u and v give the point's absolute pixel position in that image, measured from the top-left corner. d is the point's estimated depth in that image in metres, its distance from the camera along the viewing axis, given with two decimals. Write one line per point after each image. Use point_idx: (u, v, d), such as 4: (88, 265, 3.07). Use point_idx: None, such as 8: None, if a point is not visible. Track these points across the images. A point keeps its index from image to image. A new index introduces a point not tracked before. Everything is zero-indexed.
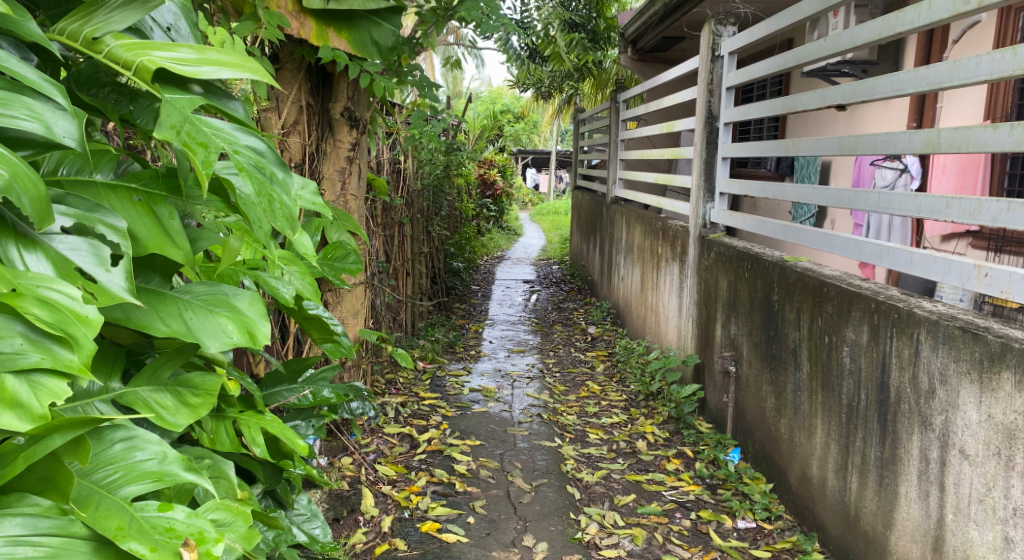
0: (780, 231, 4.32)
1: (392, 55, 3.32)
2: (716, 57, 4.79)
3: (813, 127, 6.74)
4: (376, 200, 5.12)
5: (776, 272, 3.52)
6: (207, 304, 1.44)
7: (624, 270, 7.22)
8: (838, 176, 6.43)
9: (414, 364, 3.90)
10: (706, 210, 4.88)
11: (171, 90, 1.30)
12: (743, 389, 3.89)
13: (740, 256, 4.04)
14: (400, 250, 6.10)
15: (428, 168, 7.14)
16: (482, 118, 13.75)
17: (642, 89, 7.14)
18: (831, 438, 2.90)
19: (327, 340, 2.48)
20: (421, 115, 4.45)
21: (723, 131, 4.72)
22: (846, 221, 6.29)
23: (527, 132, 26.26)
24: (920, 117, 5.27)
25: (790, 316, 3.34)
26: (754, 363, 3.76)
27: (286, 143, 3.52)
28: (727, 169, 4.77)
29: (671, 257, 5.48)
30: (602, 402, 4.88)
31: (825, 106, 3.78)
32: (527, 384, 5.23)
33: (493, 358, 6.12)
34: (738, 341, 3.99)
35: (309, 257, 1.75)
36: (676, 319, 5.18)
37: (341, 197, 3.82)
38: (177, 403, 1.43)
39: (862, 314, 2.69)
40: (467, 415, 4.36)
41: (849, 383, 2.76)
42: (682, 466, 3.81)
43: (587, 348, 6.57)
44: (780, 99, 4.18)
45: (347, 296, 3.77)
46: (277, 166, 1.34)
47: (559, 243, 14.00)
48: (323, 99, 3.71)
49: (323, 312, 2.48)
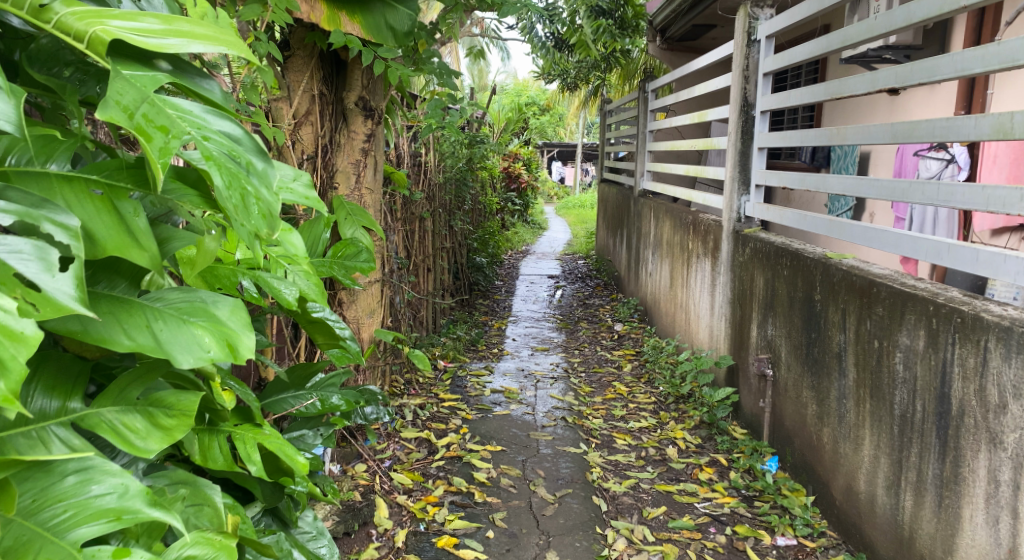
0: (825, 226, 4.02)
1: (408, 41, 3.21)
2: (753, 41, 4.54)
3: (851, 115, 6.45)
4: (395, 194, 4.95)
5: (819, 271, 3.28)
6: (181, 313, 1.26)
7: (653, 266, 6.99)
8: (878, 166, 6.16)
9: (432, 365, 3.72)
10: (741, 204, 4.63)
11: (132, 67, 1.12)
12: (780, 393, 3.68)
13: (778, 252, 3.80)
14: (420, 245, 5.93)
15: (451, 161, 6.97)
16: (506, 110, 13.56)
17: (671, 78, 6.88)
18: (881, 451, 2.68)
19: (333, 345, 2.33)
20: (440, 104, 4.16)
21: (759, 119, 4.47)
22: (887, 213, 6.02)
23: (554, 126, 26.01)
24: (968, 103, 5.00)
25: (834, 318, 3.11)
26: (794, 366, 3.54)
27: (298, 135, 3.33)
28: (763, 161, 4.52)
29: (702, 253, 5.25)
30: (629, 405, 4.66)
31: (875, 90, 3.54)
32: (551, 385, 5.02)
33: (516, 357, 5.93)
34: (775, 342, 3.77)
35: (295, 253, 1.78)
36: (708, 317, 4.96)
37: (356, 191, 3.59)
38: (148, 426, 1.25)
39: (918, 317, 2.46)
40: (489, 418, 4.17)
41: (903, 393, 2.53)
42: (715, 475, 3.59)
43: (614, 346, 6.36)
44: (823, 84, 3.93)
45: (362, 295, 3.58)
46: (256, 155, 1.16)
47: (584, 237, 13.77)
48: (336, 88, 3.51)
49: (329, 315, 2.29)
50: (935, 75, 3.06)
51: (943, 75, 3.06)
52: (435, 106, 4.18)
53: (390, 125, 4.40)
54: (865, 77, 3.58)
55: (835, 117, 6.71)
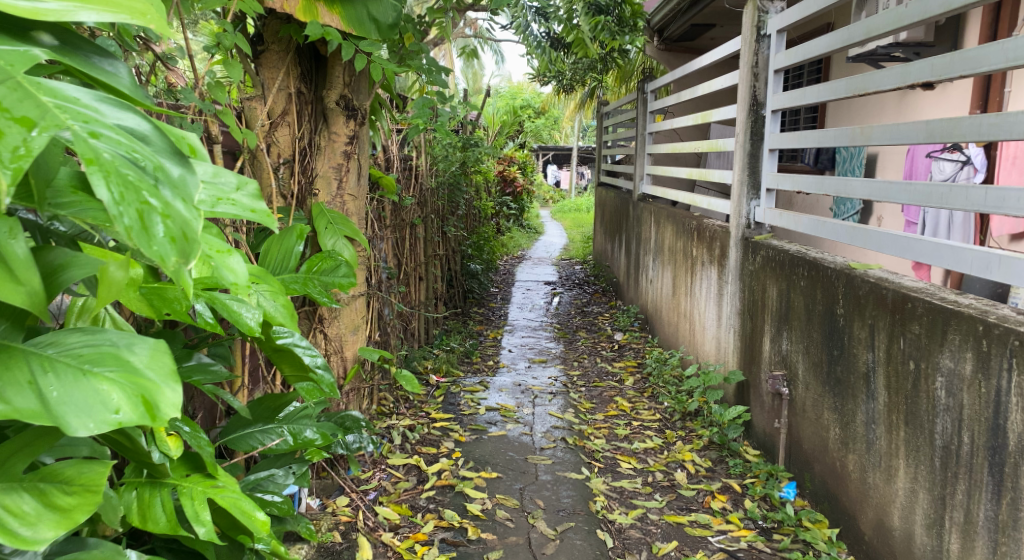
0: (847, 233, 3.67)
1: (393, 33, 3.05)
2: (762, 36, 4.25)
3: (857, 115, 6.18)
4: (381, 200, 4.68)
5: (842, 282, 3.02)
6: (84, 363, 1.10)
7: (653, 272, 6.72)
8: (886, 168, 5.90)
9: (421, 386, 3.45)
10: (750, 209, 4.34)
11: (5, 41, 0.99)
12: (797, 414, 3.42)
13: (793, 261, 3.54)
14: (412, 254, 5.67)
15: (443, 165, 6.70)
16: (502, 114, 13.31)
17: (671, 78, 6.60)
18: (918, 485, 2.43)
19: (304, 378, 2.09)
20: (427, 103, 3.87)
21: (770, 120, 4.19)
22: (896, 217, 5.77)
23: (549, 130, 25.75)
24: (984, 102, 4.76)
25: (860, 335, 2.85)
26: (813, 386, 3.28)
27: (273, 137, 3.06)
28: (775, 163, 4.24)
29: (707, 259, 4.98)
30: (633, 422, 4.39)
31: (905, 84, 3.23)
32: (549, 401, 4.74)
33: (513, 370, 5.64)
34: (791, 357, 3.51)
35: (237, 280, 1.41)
36: (714, 328, 4.68)
37: (337, 198, 3.31)
38: (39, 509, 1.17)
39: (964, 338, 2.22)
40: (483, 440, 3.89)
41: (946, 422, 2.29)
42: (729, 503, 3.31)
43: (614, 357, 6.08)
44: (844, 80, 3.62)
45: (345, 311, 3.30)
46: (170, 159, 0.99)
47: (581, 241, 13.48)
48: (316, 86, 3.23)
49: (296, 339, 2.03)
50: (982, 67, 2.74)
51: (991, 66, 2.74)
52: (423, 105, 3.89)
53: (376, 127, 4.14)
54: (892, 72, 3.28)
55: (840, 117, 6.45)
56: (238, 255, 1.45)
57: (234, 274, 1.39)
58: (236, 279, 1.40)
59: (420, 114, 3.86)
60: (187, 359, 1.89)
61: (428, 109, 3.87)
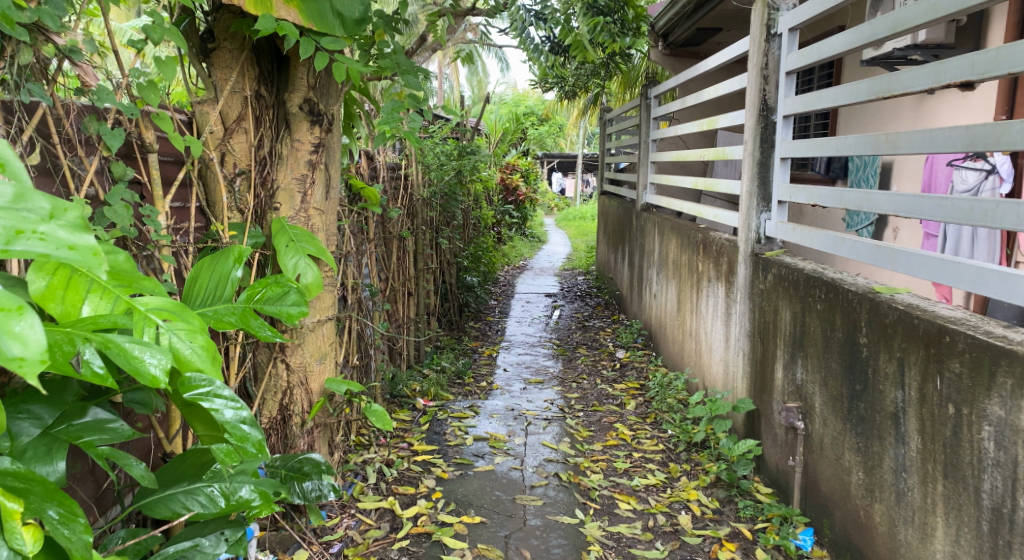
0: (870, 253, 3.28)
1: (360, 30, 2.75)
2: (773, 35, 3.92)
3: (871, 121, 5.83)
4: (363, 213, 4.36)
5: (866, 308, 2.68)
6: None
7: (657, 286, 6.37)
8: (903, 178, 5.56)
9: (391, 427, 2.95)
10: (760, 223, 3.99)
11: None
12: (814, 452, 3.08)
13: (809, 282, 3.20)
14: (399, 268, 5.34)
15: (437, 173, 6.38)
16: (505, 121, 12.98)
17: (675, 83, 6.25)
18: (959, 551, 2.12)
19: (219, 439, 1.76)
20: (397, 106, 3.26)
21: (782, 126, 3.83)
22: (914, 230, 5.43)
23: (554, 137, 25.41)
24: (1010, 107, 4.42)
25: (887, 369, 2.50)
26: (832, 422, 2.94)
27: (227, 145, 2.74)
28: (787, 172, 3.89)
29: (714, 275, 4.62)
30: (634, 454, 4.04)
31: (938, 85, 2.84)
32: (543, 428, 4.40)
33: (507, 392, 5.30)
34: (806, 388, 3.16)
35: (33, 353, 1.27)
36: (722, 350, 4.33)
37: (301, 213, 2.94)
38: None
39: (1018, 382, 1.92)
40: (468, 477, 3.56)
41: (996, 480, 1.98)
42: (738, 554, 2.98)
43: (616, 378, 5.72)
44: (866, 81, 3.23)
45: (311, 338, 2.97)
46: None
47: (585, 251, 13.13)
48: (278, 88, 2.90)
49: (214, 390, 1.71)
50: None
51: None
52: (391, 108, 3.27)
53: (353, 135, 3.82)
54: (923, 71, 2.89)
55: (852, 124, 6.09)
56: (35, 320, 1.30)
57: (20, 344, 1.26)
58: (25, 351, 1.27)
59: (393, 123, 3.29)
60: (81, 416, 1.70)
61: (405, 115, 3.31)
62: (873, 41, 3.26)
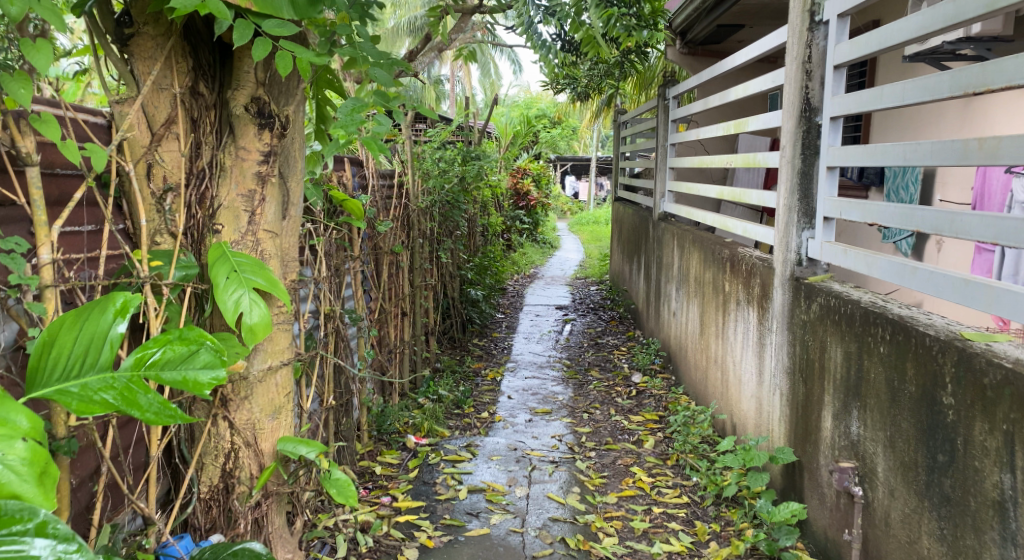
0: (953, 288, 2.55)
1: (314, 11, 2.20)
2: (817, 23, 3.34)
3: (907, 125, 5.23)
4: (345, 231, 3.82)
5: (950, 362, 2.14)
6: None
7: (677, 304, 5.79)
8: (948, 185, 4.95)
9: (353, 500, 2.44)
10: (803, 241, 3.41)
11: None
12: (874, 527, 2.53)
13: (864, 318, 2.64)
14: (391, 288, 4.80)
15: (437, 181, 5.83)
16: (516, 123, 12.40)
17: (693, 81, 5.69)
18: None
19: None
20: (363, 106, 2.63)
21: (830, 128, 3.25)
22: (961, 244, 4.82)
23: (567, 139, 24.79)
24: None
25: (985, 444, 2.00)
26: (899, 493, 2.39)
27: (155, 155, 2.22)
28: (834, 183, 3.31)
29: (745, 298, 4.04)
30: (654, 508, 3.48)
31: None
32: (549, 474, 3.85)
33: (511, 425, 4.74)
34: (864, 446, 2.59)
35: None
36: (755, 386, 3.76)
37: (248, 237, 2.40)
38: None
39: None
40: (457, 545, 3.02)
41: None
42: None
43: (633, 407, 5.16)
44: (948, 74, 2.51)
45: (262, 388, 2.44)
46: None
47: (599, 258, 12.53)
48: (221, 85, 2.37)
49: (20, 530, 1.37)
50: None
51: None
52: (352, 109, 2.59)
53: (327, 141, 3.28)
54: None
55: (887, 128, 5.49)
56: None
57: None
58: None
59: (362, 132, 2.68)
60: None
61: (373, 119, 2.72)
62: (956, 24, 2.54)
